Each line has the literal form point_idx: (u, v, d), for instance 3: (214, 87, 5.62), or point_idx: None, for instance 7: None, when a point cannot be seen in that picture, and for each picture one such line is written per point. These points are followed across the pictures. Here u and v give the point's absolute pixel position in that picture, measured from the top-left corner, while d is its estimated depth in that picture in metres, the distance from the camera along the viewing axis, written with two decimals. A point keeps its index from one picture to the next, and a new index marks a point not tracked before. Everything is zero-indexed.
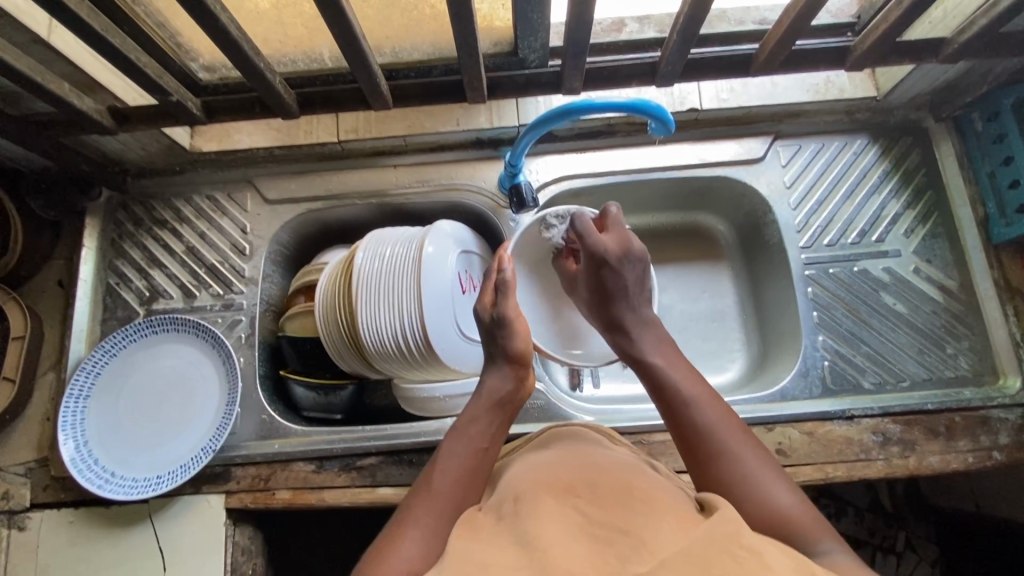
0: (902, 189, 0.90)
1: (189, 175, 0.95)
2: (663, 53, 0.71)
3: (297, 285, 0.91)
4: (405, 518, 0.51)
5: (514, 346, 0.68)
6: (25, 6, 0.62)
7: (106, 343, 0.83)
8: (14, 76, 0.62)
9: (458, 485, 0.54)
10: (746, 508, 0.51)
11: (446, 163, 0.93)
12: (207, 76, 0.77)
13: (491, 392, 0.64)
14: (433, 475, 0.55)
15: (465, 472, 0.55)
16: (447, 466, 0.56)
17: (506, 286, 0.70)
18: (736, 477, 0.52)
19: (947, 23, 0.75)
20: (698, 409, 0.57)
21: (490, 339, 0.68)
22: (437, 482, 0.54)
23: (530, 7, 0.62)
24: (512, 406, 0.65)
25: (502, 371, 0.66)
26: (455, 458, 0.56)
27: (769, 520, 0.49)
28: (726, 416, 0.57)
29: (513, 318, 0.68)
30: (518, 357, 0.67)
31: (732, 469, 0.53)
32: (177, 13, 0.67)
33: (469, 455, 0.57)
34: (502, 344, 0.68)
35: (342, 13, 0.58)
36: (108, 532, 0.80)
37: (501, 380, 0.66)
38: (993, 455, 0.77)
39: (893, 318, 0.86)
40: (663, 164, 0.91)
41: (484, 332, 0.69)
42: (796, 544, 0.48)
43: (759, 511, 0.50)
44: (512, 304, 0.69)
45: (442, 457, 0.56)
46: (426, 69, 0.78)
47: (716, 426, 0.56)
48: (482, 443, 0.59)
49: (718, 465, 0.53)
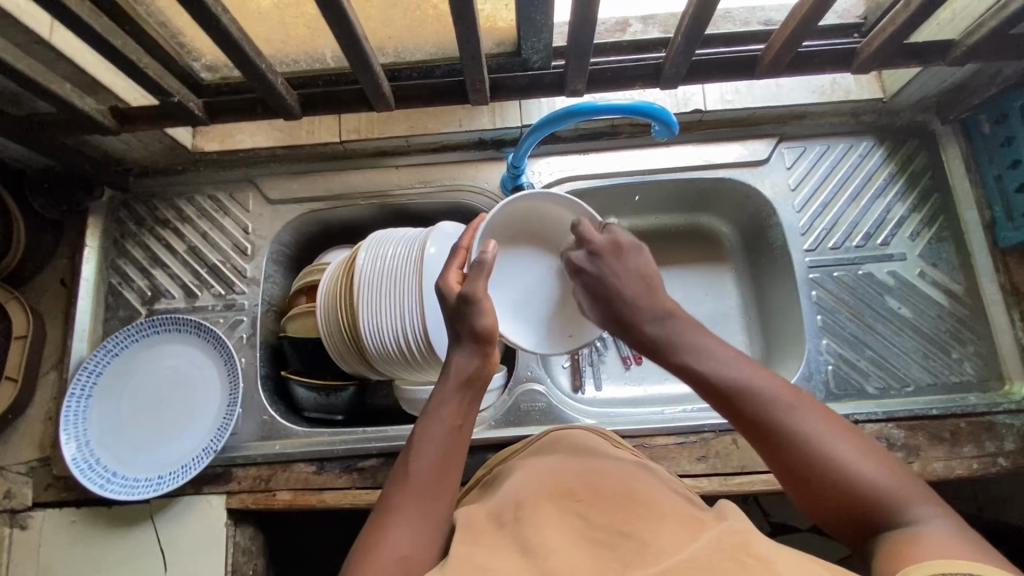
0: (908, 191, 0.89)
1: (191, 175, 0.95)
2: (669, 52, 0.70)
3: (298, 285, 0.91)
4: (388, 514, 0.51)
5: (481, 323, 0.61)
6: (26, 5, 0.62)
7: (107, 343, 0.83)
8: (15, 76, 0.62)
9: (435, 475, 0.53)
10: (837, 490, 0.46)
11: (448, 164, 0.93)
12: (209, 76, 0.77)
13: (458, 370, 0.61)
14: (410, 464, 0.54)
15: (439, 459, 0.54)
16: (423, 453, 0.54)
17: (480, 269, 0.63)
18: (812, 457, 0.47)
19: (955, 25, 0.74)
20: (753, 392, 0.51)
21: (456, 319, 0.63)
22: (414, 471, 0.53)
23: (533, 8, 0.61)
24: (484, 378, 0.62)
25: (470, 350, 0.62)
26: (428, 445, 0.55)
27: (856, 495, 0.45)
28: (784, 389, 0.51)
29: (479, 296, 0.62)
30: (485, 336, 0.62)
31: (808, 449, 0.47)
32: (179, 14, 0.67)
33: (442, 439, 0.55)
34: (468, 322, 0.62)
35: (344, 15, 0.57)
36: (109, 531, 0.80)
37: (467, 359, 0.61)
38: (999, 461, 0.76)
39: (898, 323, 0.85)
40: (667, 165, 0.90)
41: (447, 316, 0.64)
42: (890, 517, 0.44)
43: (848, 490, 0.46)
44: (483, 283, 0.63)
45: (418, 443, 0.55)
46: (429, 69, 0.77)
47: (776, 404, 0.50)
48: (452, 424, 0.57)
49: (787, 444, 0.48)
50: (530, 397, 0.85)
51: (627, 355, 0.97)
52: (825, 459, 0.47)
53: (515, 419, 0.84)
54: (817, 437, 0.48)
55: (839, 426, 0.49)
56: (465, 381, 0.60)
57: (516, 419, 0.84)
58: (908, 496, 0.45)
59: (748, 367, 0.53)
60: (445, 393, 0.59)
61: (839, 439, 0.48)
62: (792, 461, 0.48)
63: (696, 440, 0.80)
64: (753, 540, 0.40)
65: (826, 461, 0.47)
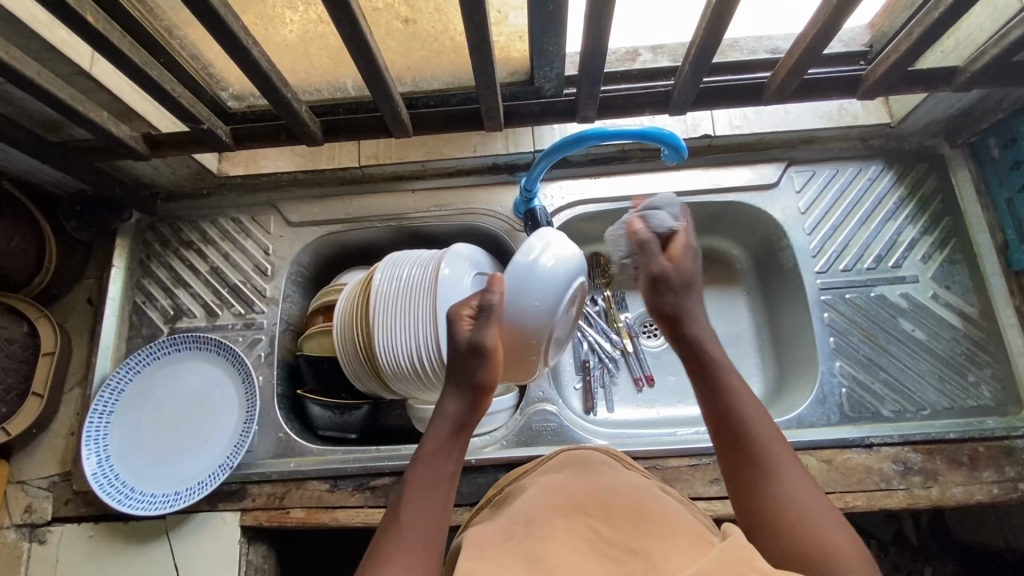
0: (918, 215, 0.90)
1: (215, 199, 0.99)
2: (676, 82, 0.73)
3: (316, 305, 0.93)
4: (381, 550, 0.50)
5: (481, 376, 0.63)
6: (70, 40, 0.66)
7: (130, 360, 0.86)
8: (57, 105, 0.65)
9: (431, 519, 0.53)
10: (794, 533, 0.48)
11: (463, 188, 0.95)
12: (236, 104, 0.81)
13: (447, 417, 0.61)
14: (403, 507, 0.53)
15: (432, 503, 0.54)
16: (416, 495, 0.54)
17: (492, 314, 0.64)
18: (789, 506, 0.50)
19: (958, 53, 0.76)
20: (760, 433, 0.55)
21: (458, 363, 0.64)
22: (406, 513, 0.53)
23: (546, 38, 0.64)
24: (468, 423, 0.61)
25: (462, 395, 0.63)
26: (425, 485, 0.55)
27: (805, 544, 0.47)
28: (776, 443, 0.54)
29: (489, 349, 0.63)
30: (485, 391, 0.63)
31: (777, 489, 0.51)
32: (209, 46, 0.71)
33: (436, 482, 0.56)
34: (472, 373, 0.63)
35: (366, 45, 0.60)
36: (125, 547, 0.81)
37: (456, 415, 0.61)
38: (1020, 487, 0.75)
39: (912, 346, 0.85)
40: (678, 189, 0.92)
41: (458, 355, 0.64)
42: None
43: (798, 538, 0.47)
44: (494, 332, 0.64)
45: (412, 486, 0.55)
46: (443, 98, 0.80)
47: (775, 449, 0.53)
48: (447, 468, 0.57)
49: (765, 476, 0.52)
50: (542, 416, 0.86)
51: (639, 376, 0.97)
52: (789, 505, 0.50)
53: (526, 439, 0.85)
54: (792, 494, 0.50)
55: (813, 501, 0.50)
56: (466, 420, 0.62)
57: (527, 438, 0.84)
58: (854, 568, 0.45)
59: (761, 410, 0.56)
60: (437, 435, 0.60)
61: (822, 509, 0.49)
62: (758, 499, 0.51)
63: (709, 462, 0.80)
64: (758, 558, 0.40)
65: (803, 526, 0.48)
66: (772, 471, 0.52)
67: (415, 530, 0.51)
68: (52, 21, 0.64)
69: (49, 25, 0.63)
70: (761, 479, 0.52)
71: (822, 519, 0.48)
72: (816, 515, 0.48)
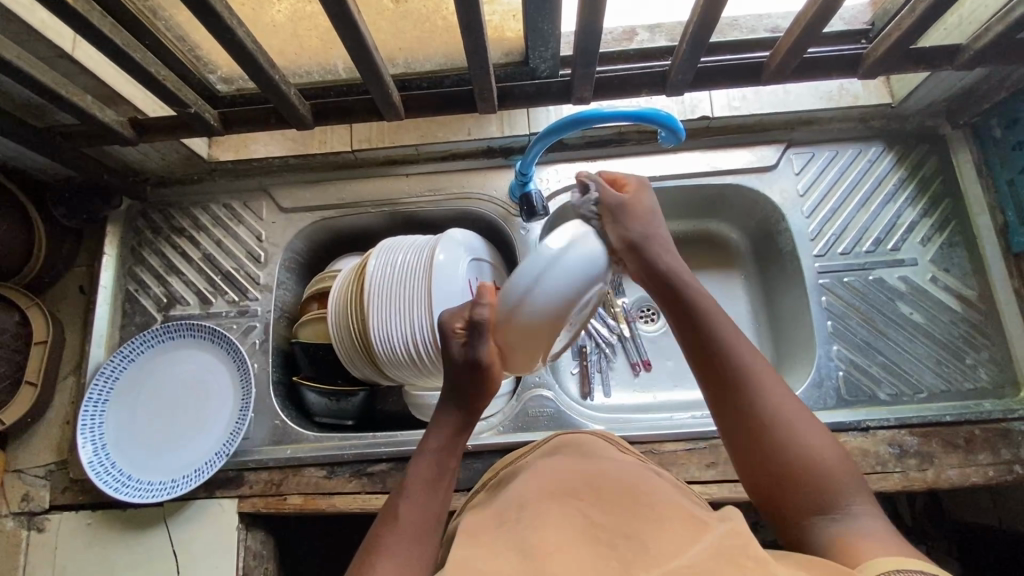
0: (918, 197, 0.89)
1: (206, 185, 0.97)
2: (673, 62, 0.71)
3: (310, 292, 0.92)
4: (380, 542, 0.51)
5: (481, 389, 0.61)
6: (50, 21, 0.64)
7: (124, 349, 0.85)
8: (39, 89, 0.64)
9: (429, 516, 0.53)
10: (788, 453, 0.52)
11: (457, 172, 0.94)
12: (224, 88, 0.79)
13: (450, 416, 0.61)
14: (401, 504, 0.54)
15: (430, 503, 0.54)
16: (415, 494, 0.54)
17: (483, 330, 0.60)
18: (781, 428, 0.53)
19: (961, 30, 0.74)
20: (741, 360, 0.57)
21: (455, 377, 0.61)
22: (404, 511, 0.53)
23: (540, 17, 0.62)
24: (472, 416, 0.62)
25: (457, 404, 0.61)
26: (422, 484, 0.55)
27: (802, 465, 0.51)
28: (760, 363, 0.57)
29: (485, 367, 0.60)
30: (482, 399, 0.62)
31: (761, 413, 0.54)
32: (196, 28, 0.69)
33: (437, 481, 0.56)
34: (470, 388, 0.61)
35: (355, 25, 0.58)
36: (124, 534, 0.82)
37: (458, 411, 0.61)
38: (1015, 469, 0.75)
39: (910, 328, 0.85)
40: (675, 172, 0.91)
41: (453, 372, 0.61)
42: (828, 500, 0.49)
43: (791, 458, 0.51)
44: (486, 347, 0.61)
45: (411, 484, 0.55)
46: (437, 79, 0.79)
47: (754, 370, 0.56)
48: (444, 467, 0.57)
49: (754, 398, 0.55)
50: (538, 402, 0.86)
51: (636, 362, 0.96)
52: (780, 426, 0.53)
53: (523, 424, 0.84)
54: (782, 413, 0.54)
55: (804, 418, 0.54)
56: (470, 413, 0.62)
57: (524, 424, 0.84)
58: (844, 486, 0.50)
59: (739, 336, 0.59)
60: (439, 434, 0.60)
61: (806, 423, 0.53)
62: (742, 429, 0.54)
63: (706, 446, 0.80)
64: (749, 545, 0.40)
65: (793, 448, 0.52)
66: (756, 396, 0.55)
67: (412, 526, 0.52)
68: (31, 2, 0.62)
69: (29, 6, 0.61)
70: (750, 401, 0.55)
71: (814, 438, 0.52)
72: (803, 431, 0.53)
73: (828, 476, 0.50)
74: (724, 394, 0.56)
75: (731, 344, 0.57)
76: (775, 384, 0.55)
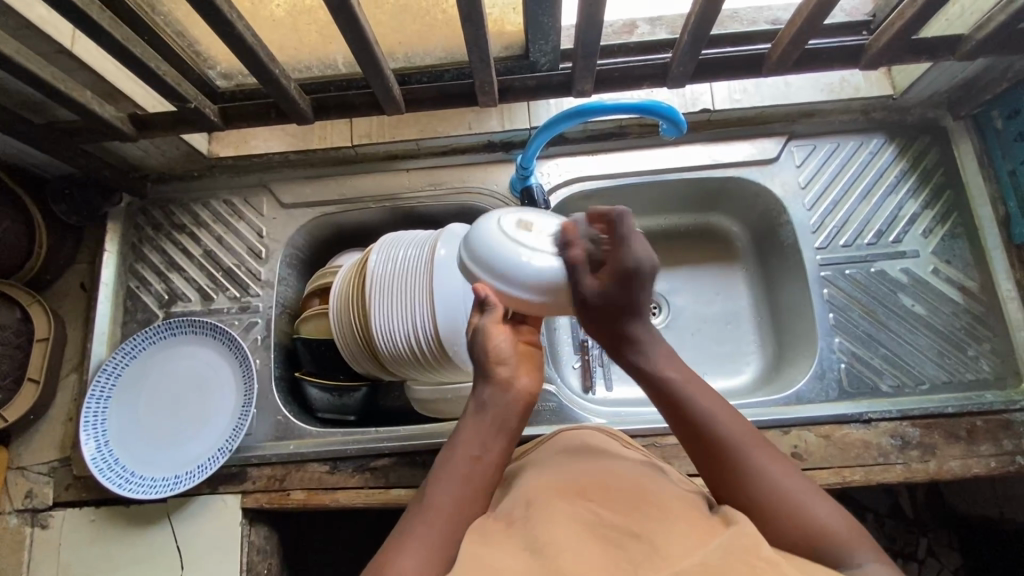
0: (920, 188, 0.89)
1: (207, 181, 0.97)
2: (674, 53, 0.71)
3: (311, 288, 0.92)
4: (405, 530, 0.49)
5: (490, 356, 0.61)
6: (49, 17, 0.64)
7: (126, 345, 0.85)
8: (38, 85, 0.63)
9: (456, 501, 0.51)
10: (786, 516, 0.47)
11: (458, 167, 0.94)
12: (224, 83, 0.79)
13: (475, 401, 0.59)
14: (426, 493, 0.52)
15: (456, 489, 0.52)
16: (438, 482, 0.52)
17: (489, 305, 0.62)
18: (776, 498, 0.48)
19: (963, 20, 0.74)
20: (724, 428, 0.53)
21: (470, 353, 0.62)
22: (428, 499, 0.51)
23: (542, 11, 0.62)
24: (524, 406, 0.60)
25: (486, 383, 0.60)
26: (448, 471, 0.53)
27: (804, 529, 0.46)
28: (740, 423, 0.54)
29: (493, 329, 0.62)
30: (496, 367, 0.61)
31: (755, 488, 0.49)
32: (195, 22, 0.69)
33: (462, 466, 0.53)
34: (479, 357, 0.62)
35: (355, 19, 0.58)
36: (128, 530, 0.82)
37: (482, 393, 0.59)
38: (1017, 460, 0.75)
39: (912, 320, 0.85)
40: (676, 165, 0.91)
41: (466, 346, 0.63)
42: (836, 558, 0.45)
43: (795, 534, 0.46)
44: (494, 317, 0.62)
45: (435, 475, 0.53)
46: (437, 73, 0.78)
47: (747, 445, 0.51)
48: (471, 450, 0.55)
49: (746, 470, 0.50)
50: (540, 396, 0.85)
51: None
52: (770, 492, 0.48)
53: (525, 418, 0.85)
54: (775, 479, 0.49)
55: (797, 479, 0.50)
56: (522, 404, 0.60)
57: (526, 418, 0.84)
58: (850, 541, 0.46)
59: (724, 409, 0.54)
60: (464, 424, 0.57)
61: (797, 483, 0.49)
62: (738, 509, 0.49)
63: None
64: (759, 544, 0.40)
65: (790, 511, 0.47)
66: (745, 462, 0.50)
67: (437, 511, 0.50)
68: None
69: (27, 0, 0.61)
70: (738, 473, 0.50)
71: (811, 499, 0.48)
72: (800, 493, 0.48)
73: (833, 535, 0.46)
74: (715, 468, 0.52)
75: (716, 416, 0.53)
76: (760, 446, 0.51)
